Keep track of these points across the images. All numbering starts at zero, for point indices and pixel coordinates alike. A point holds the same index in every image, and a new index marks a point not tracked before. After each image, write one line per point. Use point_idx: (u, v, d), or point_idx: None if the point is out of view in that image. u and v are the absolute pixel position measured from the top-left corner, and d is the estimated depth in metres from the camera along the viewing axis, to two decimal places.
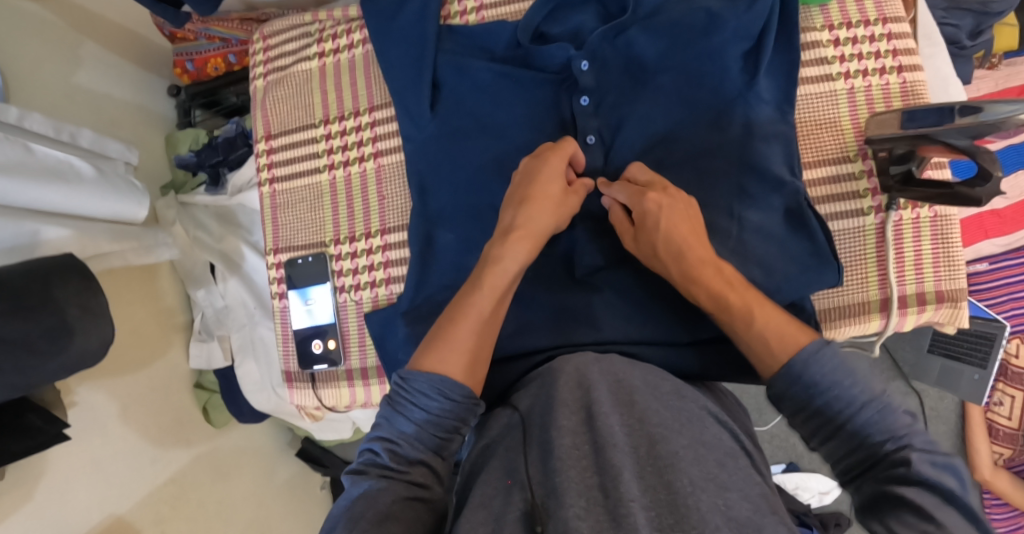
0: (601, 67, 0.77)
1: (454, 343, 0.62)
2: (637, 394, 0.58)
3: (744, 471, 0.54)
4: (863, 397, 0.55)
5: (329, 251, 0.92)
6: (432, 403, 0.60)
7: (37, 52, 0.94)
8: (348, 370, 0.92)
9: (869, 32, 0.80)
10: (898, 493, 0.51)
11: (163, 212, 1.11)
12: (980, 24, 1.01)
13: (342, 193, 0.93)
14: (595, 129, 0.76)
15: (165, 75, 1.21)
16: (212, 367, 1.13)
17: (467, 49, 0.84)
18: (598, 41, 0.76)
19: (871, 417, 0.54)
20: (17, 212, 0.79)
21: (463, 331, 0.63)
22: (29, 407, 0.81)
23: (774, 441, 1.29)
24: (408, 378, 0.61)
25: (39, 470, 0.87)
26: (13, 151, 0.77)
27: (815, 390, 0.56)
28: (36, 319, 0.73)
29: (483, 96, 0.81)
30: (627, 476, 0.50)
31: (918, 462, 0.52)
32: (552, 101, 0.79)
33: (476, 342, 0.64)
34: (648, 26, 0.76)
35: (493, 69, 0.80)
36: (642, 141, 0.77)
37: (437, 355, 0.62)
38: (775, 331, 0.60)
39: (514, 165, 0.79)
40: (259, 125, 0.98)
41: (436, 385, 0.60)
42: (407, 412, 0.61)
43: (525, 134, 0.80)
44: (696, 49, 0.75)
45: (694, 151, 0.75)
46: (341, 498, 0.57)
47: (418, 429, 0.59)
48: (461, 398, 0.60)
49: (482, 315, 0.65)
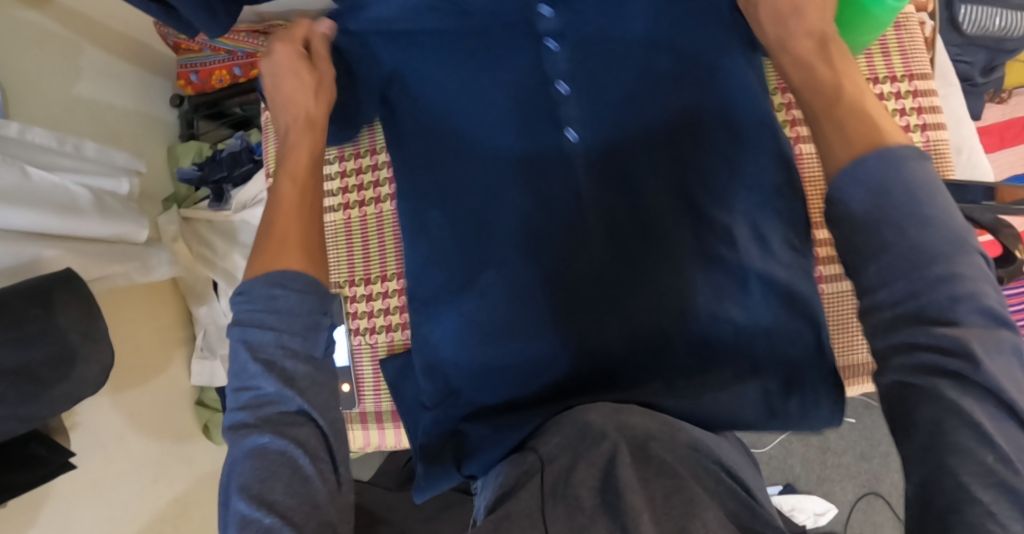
0: (593, 96, 0.72)
1: (277, 234, 0.63)
2: (652, 444, 0.59)
3: (760, 520, 0.54)
4: (937, 216, 0.47)
5: (344, 293, 0.93)
6: (274, 299, 0.56)
7: (38, 63, 0.92)
8: (362, 412, 0.93)
9: (895, 88, 0.79)
10: (922, 354, 0.45)
11: (164, 227, 1.09)
12: (994, 60, 1.01)
13: (357, 231, 0.93)
14: (585, 166, 0.73)
15: (167, 85, 1.18)
16: (214, 384, 1.13)
17: (440, 55, 0.76)
18: (585, 69, 0.72)
19: (940, 242, 0.46)
20: (16, 235, 0.77)
21: (283, 224, 0.64)
22: (33, 436, 0.80)
23: (771, 461, 1.30)
24: (248, 289, 0.57)
25: (41, 496, 0.85)
26: (9, 176, 0.75)
27: (883, 186, 0.48)
28: (37, 343, 0.72)
29: (473, 131, 0.76)
30: (646, 519, 0.50)
31: (975, 326, 0.44)
32: (530, 125, 0.74)
33: (302, 229, 0.64)
34: (627, 57, 0.72)
35: (463, 84, 0.75)
36: (641, 167, 0.72)
37: (270, 259, 0.60)
38: (858, 120, 0.55)
39: (507, 200, 0.75)
40: (271, 157, 0.95)
41: (275, 281, 0.57)
42: (259, 323, 0.55)
43: (517, 163, 0.75)
44: (686, 83, 0.71)
45: (699, 172, 0.72)
46: (234, 466, 0.52)
47: (270, 332, 0.55)
48: (313, 288, 0.58)
49: (291, 200, 0.67)
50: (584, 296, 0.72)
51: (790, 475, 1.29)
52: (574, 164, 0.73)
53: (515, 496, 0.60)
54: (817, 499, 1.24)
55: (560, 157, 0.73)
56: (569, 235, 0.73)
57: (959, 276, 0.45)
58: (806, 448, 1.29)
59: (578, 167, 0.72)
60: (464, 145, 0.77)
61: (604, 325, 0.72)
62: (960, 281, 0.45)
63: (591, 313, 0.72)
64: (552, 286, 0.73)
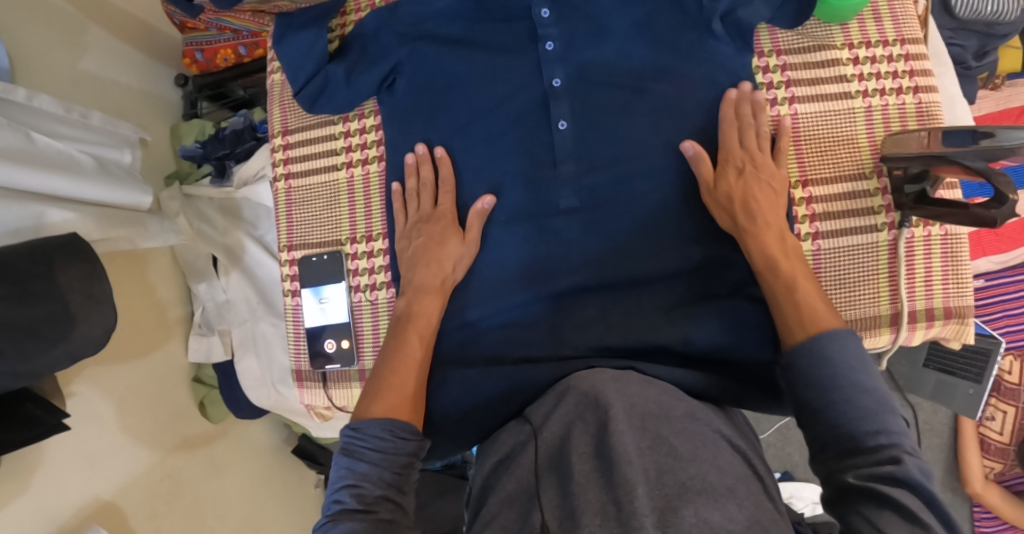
0: (579, 71, 0.78)
1: (399, 384, 0.68)
2: (649, 419, 0.56)
3: (756, 496, 0.52)
4: (865, 384, 0.58)
5: (345, 250, 0.92)
6: (387, 446, 0.62)
7: (44, 36, 0.92)
8: (361, 370, 0.91)
9: (887, 51, 0.81)
10: (883, 489, 0.52)
11: (166, 203, 1.10)
12: (986, 45, 1.03)
13: (360, 192, 0.92)
14: (571, 155, 0.78)
15: (173, 65, 1.20)
16: (212, 361, 1.12)
17: (434, 46, 0.81)
18: (575, 40, 0.78)
19: (870, 405, 0.57)
20: (19, 195, 0.77)
21: (404, 374, 0.70)
22: (28, 396, 0.79)
23: (770, 450, 1.30)
24: (361, 429, 0.63)
25: (34, 461, 0.84)
26: (16, 138, 0.76)
27: (825, 360, 0.59)
28: (38, 302, 0.69)
29: (472, 98, 0.81)
30: (640, 492, 0.48)
31: (905, 460, 0.54)
32: (522, 95, 0.79)
33: (416, 383, 0.70)
34: (612, 60, 0.78)
35: (463, 75, 0.81)
36: (622, 145, 0.78)
37: (384, 407, 0.65)
38: (809, 307, 0.65)
39: (503, 158, 0.81)
40: (276, 121, 0.96)
41: (386, 431, 0.63)
42: (364, 458, 0.61)
43: (514, 132, 0.80)
44: (668, 77, 0.77)
45: (679, 137, 0.77)
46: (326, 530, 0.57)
47: (378, 466, 0.61)
48: (409, 434, 0.64)
49: (414, 358, 0.72)
50: (563, 275, 0.79)
51: (788, 463, 1.29)
52: (560, 152, 0.78)
53: (509, 471, 0.61)
54: (815, 488, 1.23)
55: (551, 146, 0.78)
56: (555, 223, 0.79)
57: (883, 429, 0.56)
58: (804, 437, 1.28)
59: (566, 155, 0.78)
60: (460, 133, 0.82)
61: (589, 290, 0.79)
62: (886, 426, 0.56)
63: (583, 269, 0.79)
64: (534, 274, 0.80)
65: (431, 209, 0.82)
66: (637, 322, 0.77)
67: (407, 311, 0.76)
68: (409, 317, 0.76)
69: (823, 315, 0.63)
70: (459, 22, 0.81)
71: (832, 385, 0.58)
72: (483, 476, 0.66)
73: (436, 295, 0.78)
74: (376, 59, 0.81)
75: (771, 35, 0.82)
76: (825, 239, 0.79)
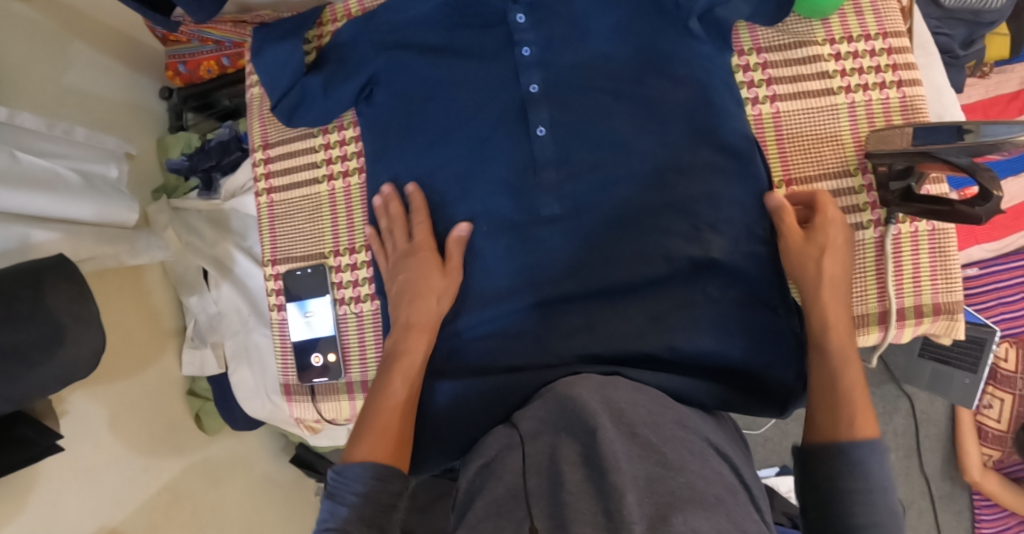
0: (556, 77, 0.77)
1: (381, 428, 0.67)
2: (638, 426, 0.56)
3: (743, 508, 0.52)
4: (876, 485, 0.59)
5: (328, 263, 0.91)
6: (368, 487, 0.62)
7: (27, 54, 0.91)
8: (348, 382, 0.91)
9: (869, 46, 0.80)
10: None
11: (154, 216, 1.08)
12: (973, 33, 1.02)
13: (341, 204, 0.92)
14: (552, 162, 0.77)
15: (156, 77, 1.19)
16: (205, 374, 1.12)
17: (413, 54, 0.80)
18: (553, 43, 0.77)
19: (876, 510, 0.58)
20: (3, 218, 0.76)
21: (388, 416, 0.69)
22: (20, 417, 0.79)
23: (767, 444, 1.30)
24: (342, 471, 0.64)
25: (31, 481, 0.84)
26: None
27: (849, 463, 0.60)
28: (26, 327, 0.68)
29: (451, 106, 0.80)
30: (629, 500, 0.47)
31: None
32: (503, 103, 0.79)
33: (400, 427, 0.69)
34: (591, 64, 0.77)
35: (442, 83, 0.80)
36: (602, 151, 0.77)
37: (366, 449, 0.65)
38: (858, 403, 0.64)
39: (485, 166, 0.80)
40: (255, 134, 0.95)
41: (367, 470, 0.63)
42: (345, 499, 0.61)
43: (495, 140, 0.79)
44: (647, 80, 0.77)
45: (662, 140, 0.77)
46: None
47: (358, 507, 0.60)
48: (391, 476, 0.63)
49: (398, 401, 0.71)
50: (549, 281, 0.79)
51: (786, 457, 1.29)
52: (541, 160, 0.77)
53: (494, 473, 0.60)
54: None
55: (532, 154, 0.78)
56: (538, 231, 0.79)
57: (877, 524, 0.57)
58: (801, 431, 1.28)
59: (546, 162, 0.77)
60: (439, 142, 0.81)
61: (574, 293, 0.79)
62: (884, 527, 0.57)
63: (569, 278, 0.79)
64: (518, 282, 0.80)
65: (407, 244, 0.82)
66: (624, 326, 0.76)
67: (395, 350, 0.75)
68: (397, 357, 0.74)
69: (865, 425, 0.62)
70: (438, 29, 0.80)
71: (848, 475, 0.59)
72: (469, 480, 0.65)
73: (422, 332, 0.76)
74: (352, 71, 0.80)
75: (752, 33, 0.81)
76: None
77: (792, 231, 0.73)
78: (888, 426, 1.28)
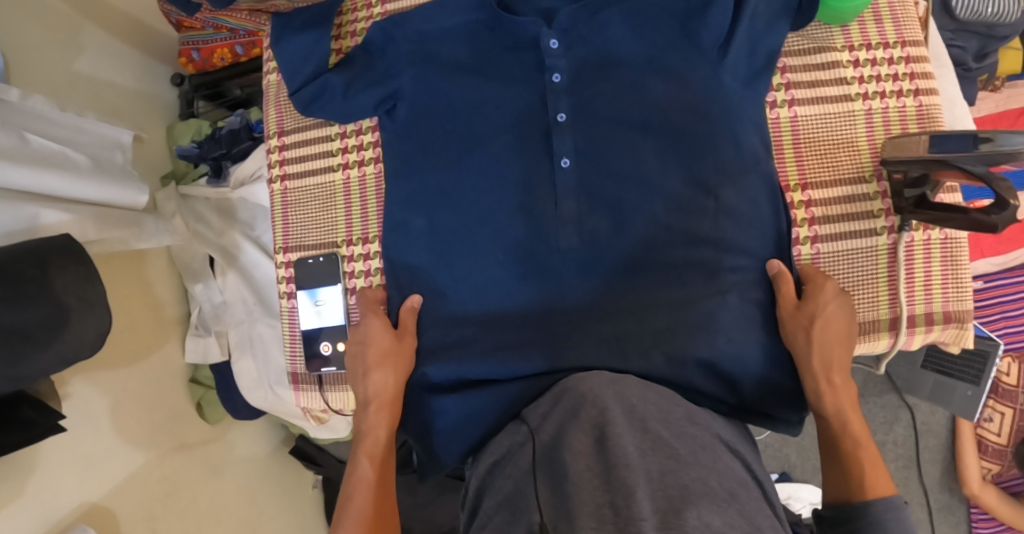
0: (583, 105, 0.78)
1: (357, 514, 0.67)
2: (650, 421, 0.56)
3: (756, 502, 0.52)
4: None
5: (340, 252, 0.91)
6: None
7: (38, 35, 0.91)
8: None
9: (888, 54, 0.81)
10: None
11: (162, 204, 1.09)
12: (986, 46, 1.02)
13: (355, 193, 0.92)
14: (572, 194, 0.77)
15: (169, 64, 1.19)
16: (209, 361, 1.11)
17: (433, 54, 0.80)
18: (576, 59, 0.78)
19: None
20: (12, 196, 0.76)
21: (360, 501, 0.69)
22: (24, 398, 0.78)
23: (767, 450, 1.30)
24: None
25: (32, 464, 0.83)
26: (8, 139, 0.75)
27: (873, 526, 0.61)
28: (30, 305, 0.67)
29: (472, 127, 0.81)
30: (641, 495, 0.47)
31: None
32: (524, 124, 0.79)
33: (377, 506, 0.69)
34: (619, 93, 0.78)
35: (464, 104, 0.81)
36: (622, 184, 0.78)
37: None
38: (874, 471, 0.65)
39: (502, 193, 0.80)
40: (271, 122, 0.95)
41: None
42: None
43: (515, 168, 0.79)
44: (667, 95, 0.77)
45: (682, 151, 0.77)
46: None
47: None
48: None
49: (368, 479, 0.71)
50: (563, 298, 0.79)
51: (786, 464, 1.29)
52: (562, 192, 0.77)
53: (506, 470, 0.61)
54: (812, 488, 1.23)
55: (552, 186, 0.78)
56: (553, 259, 0.79)
57: None
58: (802, 438, 1.28)
59: (567, 193, 0.77)
60: (457, 166, 0.81)
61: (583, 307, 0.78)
62: None
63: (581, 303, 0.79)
64: (529, 286, 0.80)
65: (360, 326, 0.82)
66: (635, 327, 0.76)
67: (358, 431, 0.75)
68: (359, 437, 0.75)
69: (881, 485, 0.64)
70: (459, 25, 0.80)
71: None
72: (479, 479, 0.66)
73: (377, 404, 0.77)
74: (373, 68, 0.81)
75: None
76: (823, 242, 0.79)
77: (784, 300, 0.74)
78: (888, 436, 1.28)
